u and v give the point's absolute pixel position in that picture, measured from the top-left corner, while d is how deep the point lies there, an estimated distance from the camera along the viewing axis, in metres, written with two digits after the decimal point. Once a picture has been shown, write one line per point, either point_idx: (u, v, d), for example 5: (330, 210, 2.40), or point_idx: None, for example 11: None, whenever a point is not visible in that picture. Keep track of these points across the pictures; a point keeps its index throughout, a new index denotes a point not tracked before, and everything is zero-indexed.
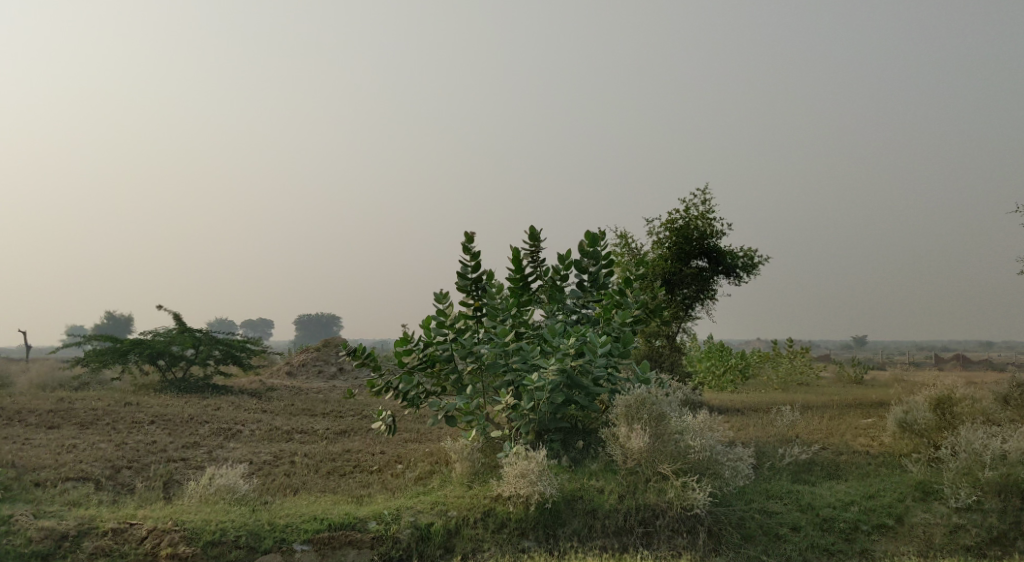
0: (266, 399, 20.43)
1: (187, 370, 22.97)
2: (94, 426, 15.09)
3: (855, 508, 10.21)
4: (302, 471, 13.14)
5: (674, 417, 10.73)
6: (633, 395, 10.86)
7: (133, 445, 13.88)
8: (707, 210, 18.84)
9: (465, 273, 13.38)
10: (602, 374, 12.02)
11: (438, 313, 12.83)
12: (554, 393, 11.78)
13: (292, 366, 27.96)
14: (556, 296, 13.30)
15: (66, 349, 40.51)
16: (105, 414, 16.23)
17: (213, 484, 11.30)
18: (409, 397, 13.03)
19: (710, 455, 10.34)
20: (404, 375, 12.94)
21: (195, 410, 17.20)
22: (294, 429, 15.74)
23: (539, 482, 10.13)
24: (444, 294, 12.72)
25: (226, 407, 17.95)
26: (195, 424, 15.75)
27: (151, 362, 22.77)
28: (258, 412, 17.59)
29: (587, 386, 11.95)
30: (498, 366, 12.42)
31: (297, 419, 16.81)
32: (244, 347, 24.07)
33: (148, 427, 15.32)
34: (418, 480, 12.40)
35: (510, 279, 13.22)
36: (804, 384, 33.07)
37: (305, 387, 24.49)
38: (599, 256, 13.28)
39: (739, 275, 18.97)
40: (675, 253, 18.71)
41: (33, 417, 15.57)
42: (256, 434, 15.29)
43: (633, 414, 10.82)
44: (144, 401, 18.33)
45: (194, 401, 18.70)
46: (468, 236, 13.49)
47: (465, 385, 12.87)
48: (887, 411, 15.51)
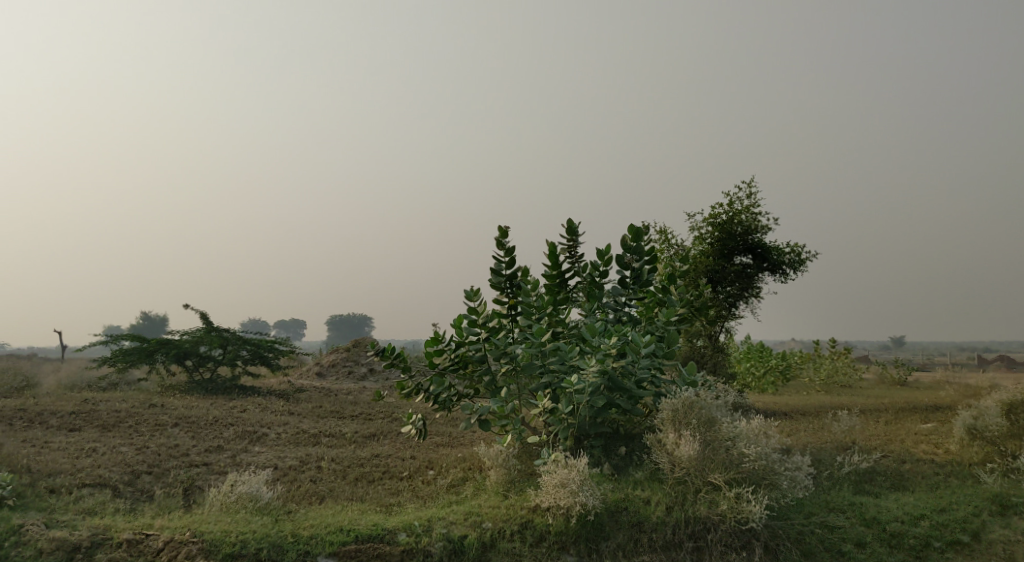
0: (295, 400, 19.92)
1: (215, 371, 22.55)
2: (116, 429, 14.61)
3: (925, 523, 9.41)
4: (329, 478, 12.53)
5: (725, 421, 9.96)
6: (681, 398, 10.12)
7: (155, 449, 13.37)
8: (752, 204, 18.01)
9: (499, 269, 12.69)
10: (646, 376, 11.28)
11: (470, 312, 12.17)
12: (594, 396, 11.06)
13: (322, 366, 27.49)
14: (596, 293, 12.56)
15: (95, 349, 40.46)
16: (128, 415, 15.75)
17: (235, 492, 10.71)
18: (440, 400, 12.38)
19: (767, 464, 9.52)
20: (434, 376, 12.32)
21: (220, 411, 16.69)
22: (322, 433, 15.16)
23: (580, 493, 9.40)
24: (477, 291, 12.05)
25: (252, 409, 17.43)
26: (220, 427, 15.22)
27: (178, 362, 22.39)
28: (286, 414, 17.05)
29: (630, 388, 11.19)
30: (535, 367, 11.73)
31: (325, 422, 16.24)
32: (273, 347, 23.61)
33: (171, 429, 14.81)
34: (451, 488, 11.74)
35: (546, 275, 12.51)
36: (847, 386, 32.01)
37: (335, 388, 23.99)
38: (642, 251, 12.52)
39: (785, 272, 18.11)
40: (718, 249, 17.91)
41: (55, 418, 15.12)
42: (282, 438, 14.72)
43: (680, 418, 10.07)
44: (169, 403, 17.89)
45: (221, 403, 18.22)
46: (502, 230, 12.80)
47: (500, 388, 12.20)
48: (949, 416, 14.59)
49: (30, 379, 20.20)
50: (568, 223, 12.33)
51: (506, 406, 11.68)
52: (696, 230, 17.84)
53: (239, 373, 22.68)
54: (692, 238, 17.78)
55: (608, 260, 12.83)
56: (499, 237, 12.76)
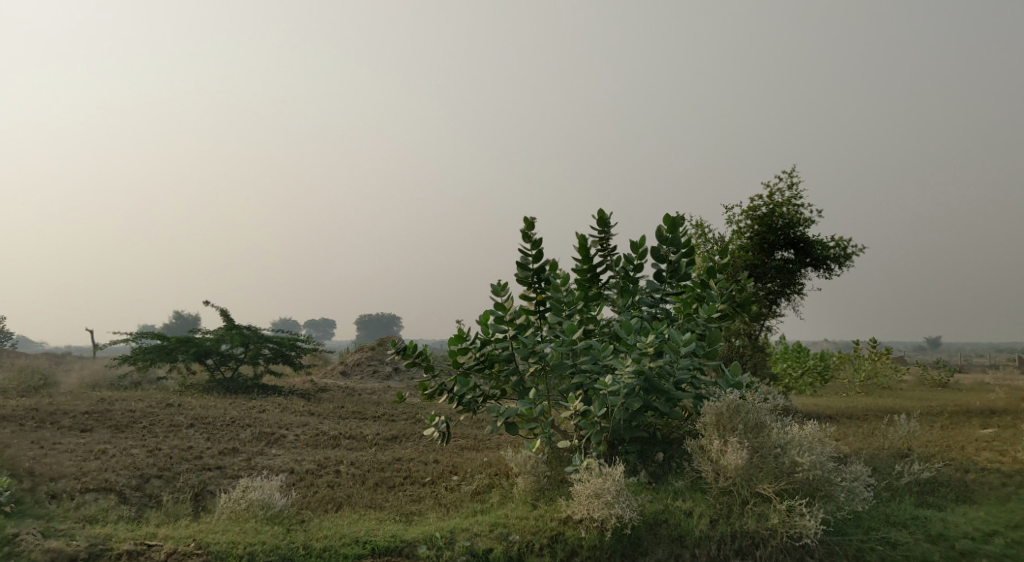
0: (316, 401, 19.29)
1: (236, 369, 22.01)
2: (129, 429, 14.01)
3: (998, 541, 8.57)
4: (347, 483, 11.85)
5: (774, 427, 9.14)
6: (725, 400, 9.30)
7: (167, 451, 12.75)
8: (794, 196, 17.09)
9: (526, 263, 11.92)
10: (686, 377, 10.45)
11: (496, 308, 11.41)
12: (630, 398, 10.25)
13: (346, 365, 26.88)
14: (630, 288, 11.75)
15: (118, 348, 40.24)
16: (142, 415, 15.16)
17: (246, 499, 10.04)
18: (465, 401, 11.66)
19: (822, 474, 8.73)
20: (458, 376, 11.61)
21: (238, 412, 16.07)
22: (342, 435, 14.48)
23: (616, 504, 8.64)
24: (503, 284, 11.29)
25: (271, 409, 16.80)
26: (236, 429, 14.59)
27: (199, 361, 21.88)
28: (306, 415, 16.41)
29: (668, 390, 10.37)
30: (565, 367, 10.94)
31: (346, 423, 15.57)
32: (295, 345, 23.02)
33: (185, 430, 14.20)
34: (476, 495, 11.01)
35: (577, 269, 11.72)
36: (887, 387, 30.86)
37: (358, 388, 23.37)
38: (680, 243, 11.70)
39: (829, 267, 17.19)
40: (757, 244, 17.02)
41: (67, 418, 14.56)
42: (300, 440, 14.07)
43: (725, 423, 9.24)
44: (187, 403, 17.31)
45: (240, 403, 17.61)
46: (528, 221, 12.02)
47: (528, 388, 11.44)
48: (1010, 421, 13.66)
49: (48, 376, 19.72)
50: (599, 214, 11.53)
51: (535, 408, 10.92)
52: (734, 224, 16.94)
53: (260, 372, 22.12)
54: (730, 231, 16.89)
55: (643, 253, 12.02)
56: (525, 228, 11.98)
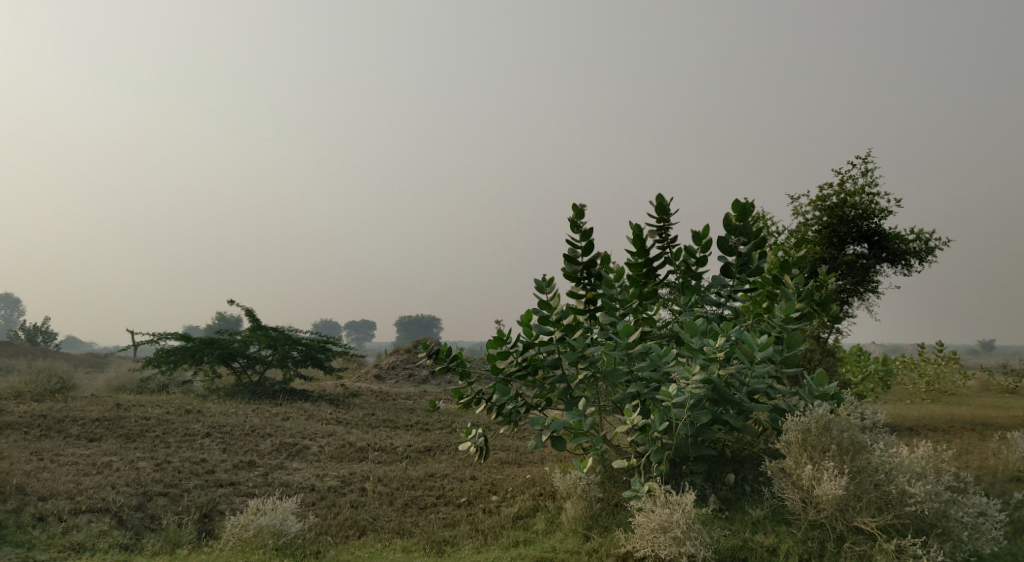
0: (347, 407, 18.08)
1: (264, 372, 20.92)
2: (140, 438, 12.82)
3: None
4: (373, 503, 10.55)
5: (876, 448, 7.67)
6: (813, 415, 7.83)
7: (178, 464, 11.51)
8: (868, 184, 15.50)
9: (574, 256, 10.54)
10: (761, 387, 8.89)
11: (540, 306, 10.03)
12: (696, 411, 8.74)
13: (380, 368, 25.69)
14: (692, 285, 10.24)
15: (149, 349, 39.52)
16: (157, 423, 13.98)
17: (254, 525, 8.77)
18: (505, 412, 10.36)
19: (938, 507, 7.39)
20: (499, 384, 10.34)
21: (260, 420, 14.86)
22: (370, 446, 13.19)
23: (687, 542, 7.34)
24: (549, 279, 9.91)
25: (296, 417, 15.56)
26: (256, 438, 13.36)
27: (225, 363, 20.82)
28: (333, 423, 15.17)
29: (741, 402, 8.82)
30: (619, 375, 9.43)
31: (376, 433, 14.30)
32: (325, 347, 21.88)
33: (201, 440, 12.97)
34: (518, 520, 9.67)
35: (631, 263, 10.28)
36: (952, 394, 28.99)
37: (393, 393, 22.17)
38: (753, 234, 10.12)
39: (907, 263, 15.58)
40: (827, 237, 15.48)
41: (75, 426, 13.40)
42: (325, 452, 12.80)
43: (813, 442, 7.79)
44: (208, 408, 16.16)
45: (264, 409, 16.42)
46: (578, 208, 10.60)
47: (577, 398, 10.02)
48: None
49: (66, 378, 18.68)
50: (658, 199, 10.04)
51: (584, 421, 9.50)
52: (801, 214, 15.40)
53: (290, 375, 21.00)
54: (797, 223, 15.35)
55: (707, 244, 10.49)
56: (575, 218, 10.56)
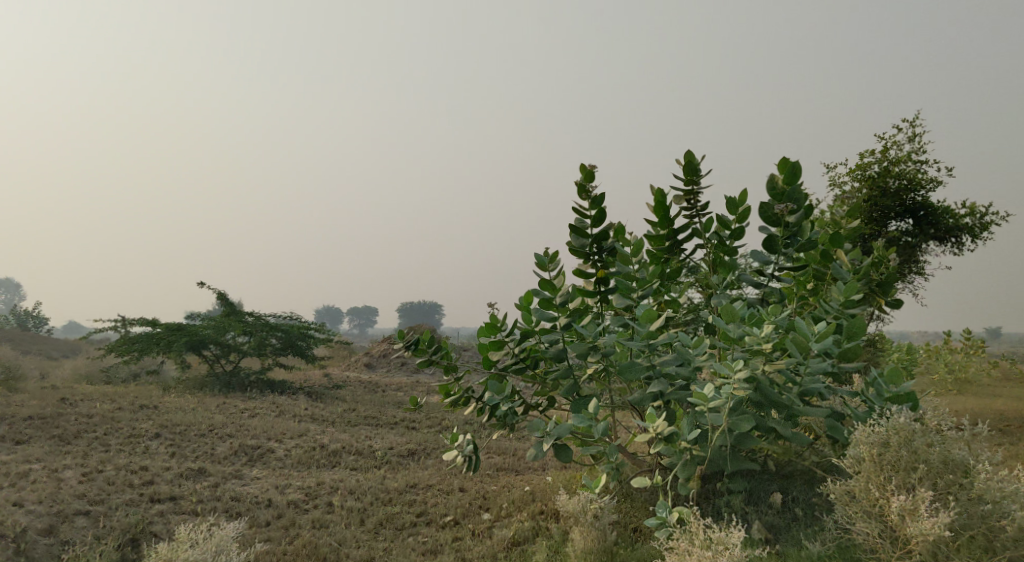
0: (326, 400, 16.29)
1: (238, 362, 19.14)
2: (75, 440, 11.10)
3: None
4: (341, 521, 8.76)
5: (978, 470, 5.88)
6: (892, 424, 6.02)
7: (111, 474, 9.74)
8: (914, 151, 13.63)
9: (583, 227, 8.65)
10: (820, 387, 6.77)
11: (541, 287, 8.21)
12: (738, 417, 6.67)
13: (370, 356, 23.89)
14: (726, 261, 8.18)
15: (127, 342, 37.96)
16: (100, 422, 12.21)
17: (179, 560, 7.00)
18: (499, 414, 8.56)
19: None
20: (491, 380, 8.56)
21: (222, 418, 13.06)
22: (345, 448, 11.35)
23: None
24: (552, 253, 8.07)
25: (265, 413, 13.77)
26: (213, 439, 11.56)
27: (196, 352, 19.06)
28: (306, 421, 13.37)
29: (793, 407, 6.76)
30: (637, 371, 7.47)
31: (353, 432, 12.49)
32: (307, 334, 20.10)
33: (148, 443, 11.20)
34: (514, 547, 7.86)
35: (652, 234, 8.32)
36: (978, 384, 27.17)
37: (382, 384, 20.38)
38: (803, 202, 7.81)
39: (958, 242, 13.73)
40: (867, 211, 13.64)
41: (3, 426, 11.68)
42: (291, 455, 11.00)
43: (893, 460, 5.95)
44: (166, 403, 14.38)
45: (230, 404, 14.63)
46: (589, 170, 8.65)
47: (586, 398, 8.13)
48: None
49: (16, 369, 16.94)
50: (687, 158, 7.89)
51: (595, 426, 7.64)
52: (837, 186, 13.55)
53: (267, 363, 19.20)
54: (833, 196, 13.50)
55: (745, 212, 8.27)
56: (585, 182, 8.65)
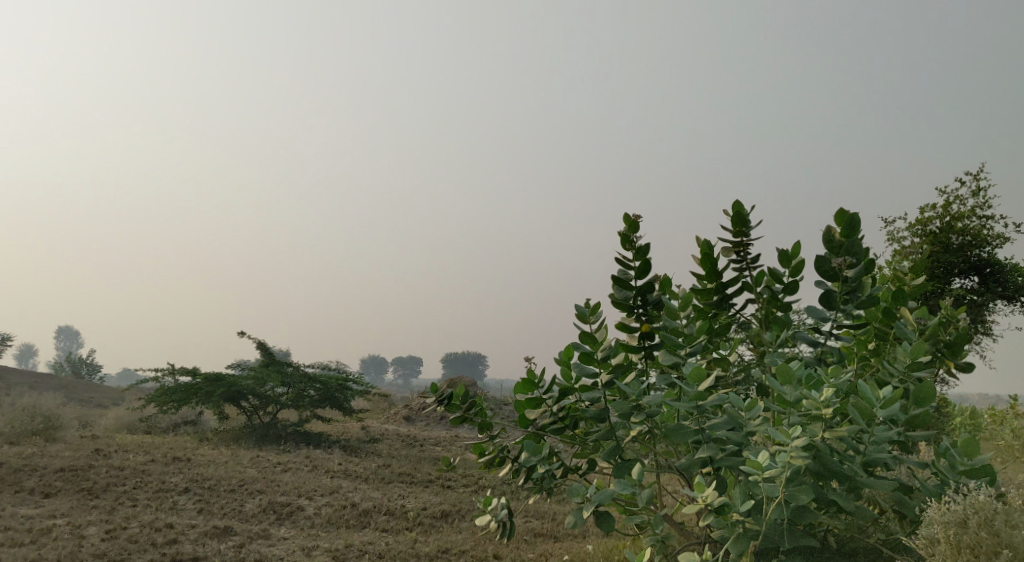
0: (361, 455, 15.90)
1: (276, 414, 18.88)
2: (103, 494, 10.84)
3: None
4: None
5: None
6: (971, 502, 5.45)
7: (135, 531, 9.43)
8: (978, 205, 13.02)
9: (626, 279, 8.23)
10: (886, 457, 6.18)
11: (582, 340, 7.79)
12: (795, 488, 6.10)
13: (409, 410, 23.52)
14: (780, 318, 7.67)
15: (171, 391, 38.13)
16: (131, 475, 11.96)
17: None
18: (536, 476, 8.08)
19: None
20: (528, 439, 8.10)
21: (255, 472, 12.73)
22: (377, 507, 10.92)
23: None
24: (593, 305, 7.66)
25: (299, 468, 13.42)
26: (242, 495, 11.22)
27: (234, 403, 18.86)
28: (339, 477, 12.98)
29: (856, 478, 6.18)
30: (685, 434, 6.97)
31: (386, 490, 12.05)
32: (345, 386, 19.82)
33: (176, 498, 10.89)
34: None
35: (700, 288, 7.84)
36: None
37: (420, 438, 19.96)
38: (863, 256, 7.29)
39: None
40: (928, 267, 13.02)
41: (34, 478, 11.48)
42: (321, 514, 10.59)
43: (973, 543, 5.36)
44: (199, 456, 14.12)
45: (264, 458, 14.32)
46: (634, 220, 8.26)
47: (629, 462, 7.61)
48: None
49: (55, 418, 16.86)
50: (736, 207, 7.46)
51: (639, 493, 7.12)
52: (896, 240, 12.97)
53: (305, 415, 18.93)
54: (891, 251, 12.92)
55: (799, 265, 7.73)
56: (630, 232, 8.26)
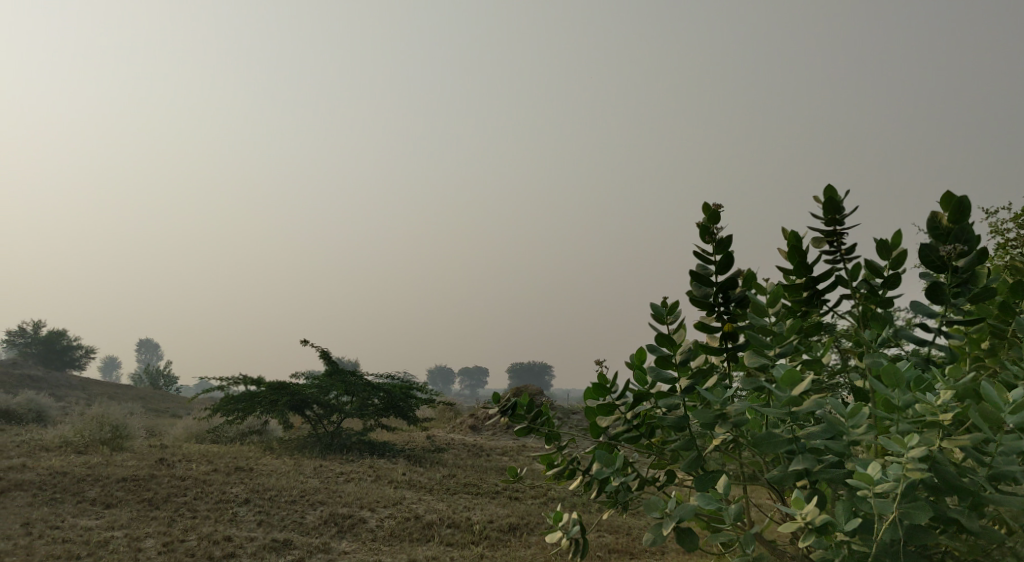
0: (426, 465, 15.47)
1: (340, 423, 18.60)
2: (164, 505, 10.57)
3: None
4: None
5: None
6: None
7: (193, 544, 9.10)
8: None
9: (707, 275, 7.58)
10: (1017, 471, 5.42)
11: (659, 342, 7.18)
12: (911, 506, 5.39)
13: (474, 419, 23.09)
14: (880, 315, 6.93)
15: (237, 403, 38.48)
16: (192, 485, 11.69)
17: None
18: (610, 490, 7.47)
19: None
20: (600, 450, 7.49)
21: (316, 483, 12.38)
22: (441, 519, 10.42)
23: None
24: (671, 303, 7.04)
25: (362, 478, 13.04)
26: (304, 507, 10.85)
27: (299, 412, 18.64)
28: (403, 487, 12.55)
29: (981, 494, 5.44)
30: (778, 444, 6.30)
31: (452, 502, 11.57)
32: (409, 394, 19.46)
33: (236, 509, 10.57)
34: None
35: (790, 283, 7.14)
36: None
37: (486, 447, 19.48)
38: (975, 242, 6.41)
39: None
40: None
41: (95, 488, 11.29)
42: (384, 527, 10.14)
43: None
44: (262, 466, 13.84)
45: (327, 467, 13.99)
46: (713, 211, 7.67)
47: (714, 474, 6.95)
48: None
49: (123, 427, 16.83)
50: (826, 193, 6.68)
51: (727, 509, 6.46)
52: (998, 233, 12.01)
53: (369, 425, 18.63)
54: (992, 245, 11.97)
55: (902, 256, 6.95)
56: (709, 224, 7.66)
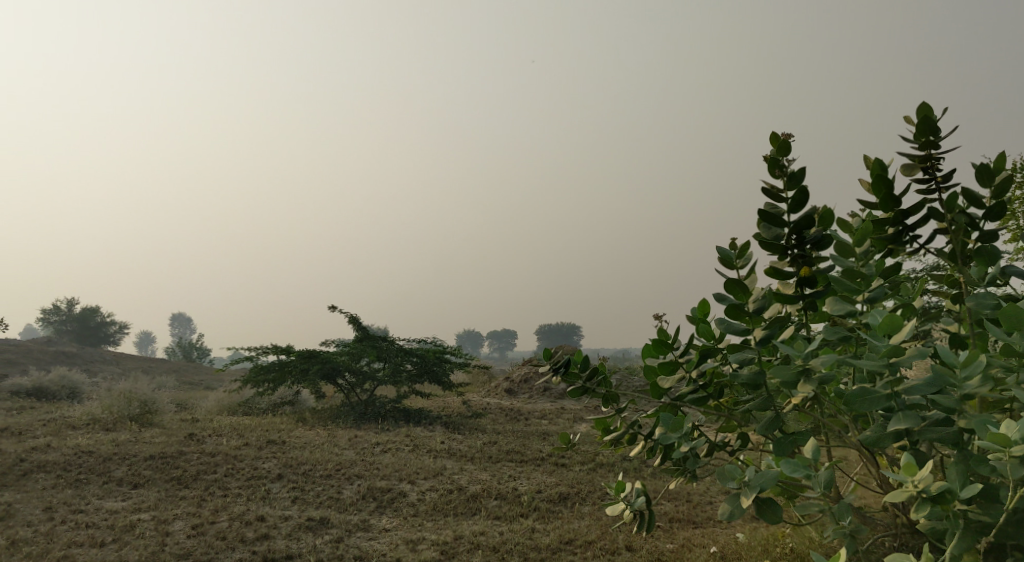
0: (464, 431, 14.86)
1: (374, 390, 18.02)
2: (193, 484, 10.00)
3: None
4: None
5: None
6: None
7: (224, 526, 8.51)
8: None
9: (778, 215, 6.73)
10: None
11: (728, 291, 6.34)
12: None
13: (510, 383, 22.49)
14: (981, 252, 6.11)
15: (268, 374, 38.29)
16: (222, 461, 11.11)
17: None
18: (677, 457, 6.73)
19: None
20: (664, 413, 6.74)
21: (352, 455, 11.78)
22: (486, 490, 9.77)
23: None
24: (740, 245, 6.17)
25: (399, 448, 12.42)
26: (341, 481, 10.24)
27: (330, 381, 18.07)
28: (443, 456, 11.93)
29: None
30: (876, 401, 5.53)
31: (496, 470, 10.94)
32: (443, 360, 18.83)
33: (270, 486, 9.97)
34: None
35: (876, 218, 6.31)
36: None
37: (525, 411, 18.86)
38: None
39: None
40: None
41: (121, 467, 10.73)
42: (426, 501, 9.51)
43: None
44: (295, 438, 13.27)
45: (362, 438, 13.40)
46: (783, 141, 6.80)
47: (796, 438, 6.17)
48: None
49: (151, 402, 16.32)
50: (922, 110, 6.18)
51: (819, 475, 5.71)
52: None
53: (404, 392, 18.03)
54: None
55: (1006, 184, 6.11)
56: (779, 156, 6.79)
